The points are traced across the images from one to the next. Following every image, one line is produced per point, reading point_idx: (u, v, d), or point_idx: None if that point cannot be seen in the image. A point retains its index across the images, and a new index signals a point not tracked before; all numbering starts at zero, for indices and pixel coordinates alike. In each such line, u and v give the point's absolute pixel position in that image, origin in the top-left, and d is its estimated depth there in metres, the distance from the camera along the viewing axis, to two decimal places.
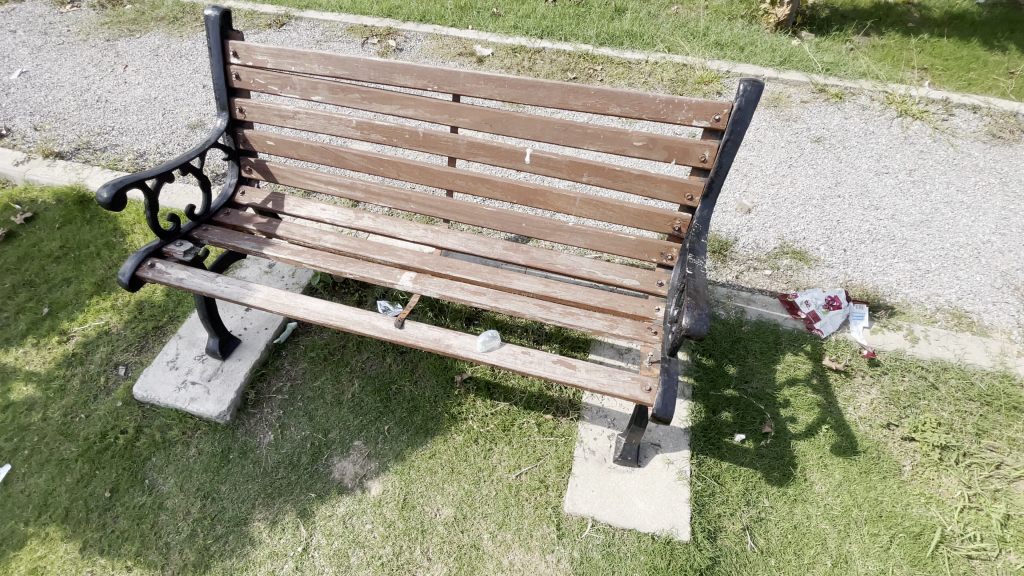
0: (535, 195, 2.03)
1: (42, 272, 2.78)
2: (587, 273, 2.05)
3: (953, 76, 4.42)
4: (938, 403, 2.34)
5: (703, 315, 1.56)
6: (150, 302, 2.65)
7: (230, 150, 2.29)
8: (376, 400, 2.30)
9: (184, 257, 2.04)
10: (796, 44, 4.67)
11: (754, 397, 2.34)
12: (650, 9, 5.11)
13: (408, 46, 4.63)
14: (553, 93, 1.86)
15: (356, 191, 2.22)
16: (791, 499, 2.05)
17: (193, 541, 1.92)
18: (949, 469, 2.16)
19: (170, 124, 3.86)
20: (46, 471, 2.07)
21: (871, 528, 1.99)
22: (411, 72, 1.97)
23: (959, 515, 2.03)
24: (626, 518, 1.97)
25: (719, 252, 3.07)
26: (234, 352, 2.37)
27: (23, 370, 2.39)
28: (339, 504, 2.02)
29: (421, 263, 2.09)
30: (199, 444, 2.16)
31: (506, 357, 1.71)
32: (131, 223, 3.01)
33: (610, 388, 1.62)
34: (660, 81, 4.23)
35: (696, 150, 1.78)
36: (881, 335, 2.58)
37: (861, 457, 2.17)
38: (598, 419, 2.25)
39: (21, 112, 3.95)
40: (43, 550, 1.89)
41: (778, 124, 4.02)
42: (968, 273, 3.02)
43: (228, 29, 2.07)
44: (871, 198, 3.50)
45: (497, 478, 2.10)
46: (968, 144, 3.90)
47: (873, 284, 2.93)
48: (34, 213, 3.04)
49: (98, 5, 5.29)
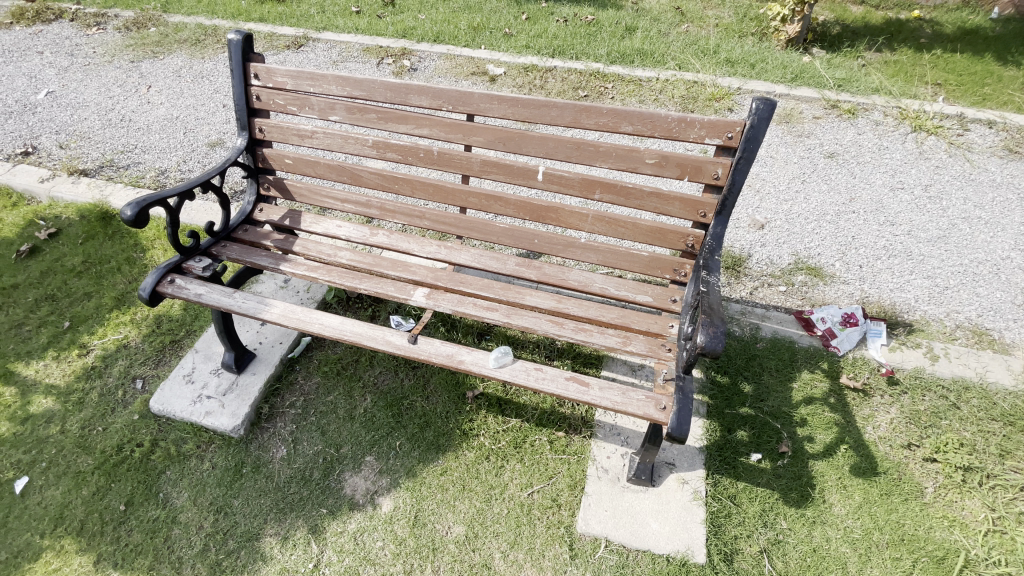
0: (547, 212, 2.04)
1: (64, 286, 2.84)
2: (599, 289, 2.04)
3: (967, 91, 4.40)
4: (960, 423, 2.29)
5: (718, 332, 1.54)
6: (168, 317, 2.70)
7: (250, 168, 2.34)
8: (388, 416, 2.30)
9: (203, 273, 2.07)
10: (807, 61, 4.68)
11: (770, 415, 2.30)
12: (661, 28, 5.17)
13: (422, 66, 4.73)
14: (566, 113, 1.89)
15: (370, 209, 2.24)
16: (810, 522, 2.01)
17: (206, 556, 1.92)
18: (972, 491, 2.10)
19: (191, 142, 3.96)
20: (63, 483, 2.09)
21: (892, 552, 1.93)
22: (426, 93, 2.01)
23: (983, 539, 1.97)
24: (639, 539, 1.93)
25: (732, 268, 3.06)
26: (249, 366, 2.39)
27: (43, 383, 2.43)
28: (350, 520, 2.01)
29: (434, 279, 2.10)
30: (213, 458, 2.17)
31: (519, 373, 1.71)
32: (152, 239, 3.08)
33: (624, 406, 1.60)
34: (671, 99, 4.27)
35: (709, 168, 1.79)
36: (899, 353, 2.55)
37: (881, 478, 2.12)
38: (611, 437, 2.23)
39: (47, 131, 4.08)
40: (57, 563, 1.90)
41: (790, 140, 4.03)
42: (988, 289, 2.97)
43: (250, 52, 2.14)
44: (886, 214, 3.47)
45: (509, 496, 2.08)
46: (984, 159, 3.86)
47: (890, 301, 2.90)
48: (58, 229, 3.12)
49: (123, 28, 5.48)
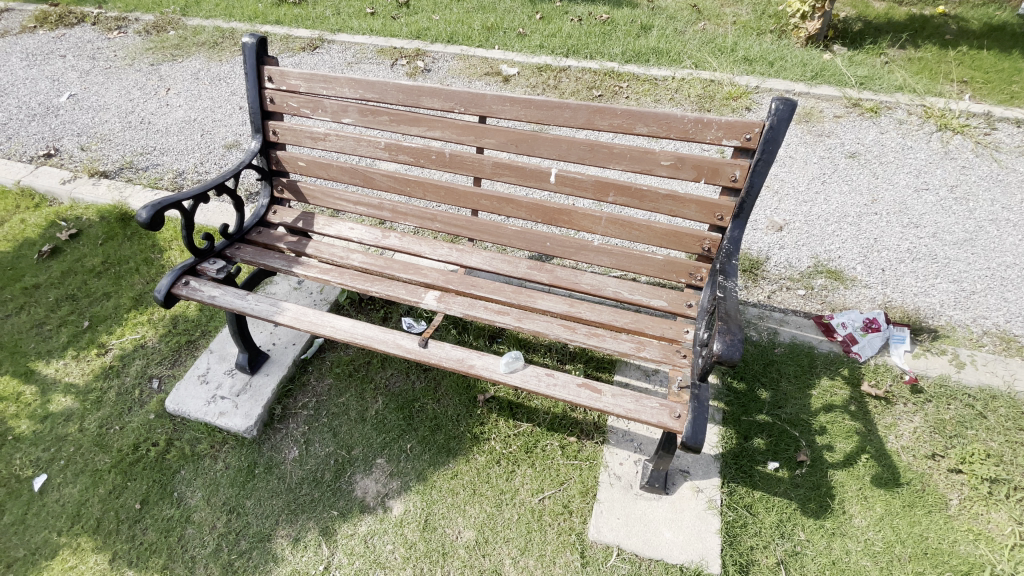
0: (559, 215, 2.02)
1: (84, 286, 2.89)
2: (612, 293, 2.01)
3: (994, 89, 4.26)
4: (987, 433, 2.21)
5: (735, 340, 1.50)
6: (184, 317, 2.73)
7: (264, 171, 2.35)
8: (399, 418, 2.30)
9: (216, 275, 2.08)
10: (828, 58, 4.58)
11: (788, 423, 2.25)
12: (677, 26, 5.10)
13: (435, 67, 4.72)
14: (579, 113, 1.85)
15: (382, 211, 2.22)
16: (829, 533, 1.95)
17: (218, 556, 1.93)
18: (999, 504, 2.02)
19: (208, 144, 4.01)
20: (81, 481, 2.13)
21: (915, 566, 1.87)
22: (439, 95, 2.00)
23: (1009, 553, 1.90)
24: (652, 548, 1.90)
25: (750, 271, 3.00)
26: (262, 367, 2.40)
27: (62, 382, 2.47)
28: (361, 522, 2.01)
29: (445, 282, 2.09)
30: (226, 458, 2.19)
31: (531, 379, 1.67)
32: (169, 240, 3.13)
33: (638, 415, 1.57)
34: (687, 98, 4.21)
35: (726, 170, 1.75)
36: (924, 360, 2.46)
37: (904, 489, 2.05)
38: (623, 444, 2.20)
39: (69, 133, 4.16)
40: (74, 561, 1.93)
41: (810, 140, 3.94)
42: (1017, 294, 2.87)
43: (263, 55, 2.15)
44: (910, 215, 3.38)
45: (520, 501, 2.06)
46: (1012, 159, 3.73)
47: (914, 306, 2.81)
48: (78, 229, 3.18)
49: (143, 32, 5.57)
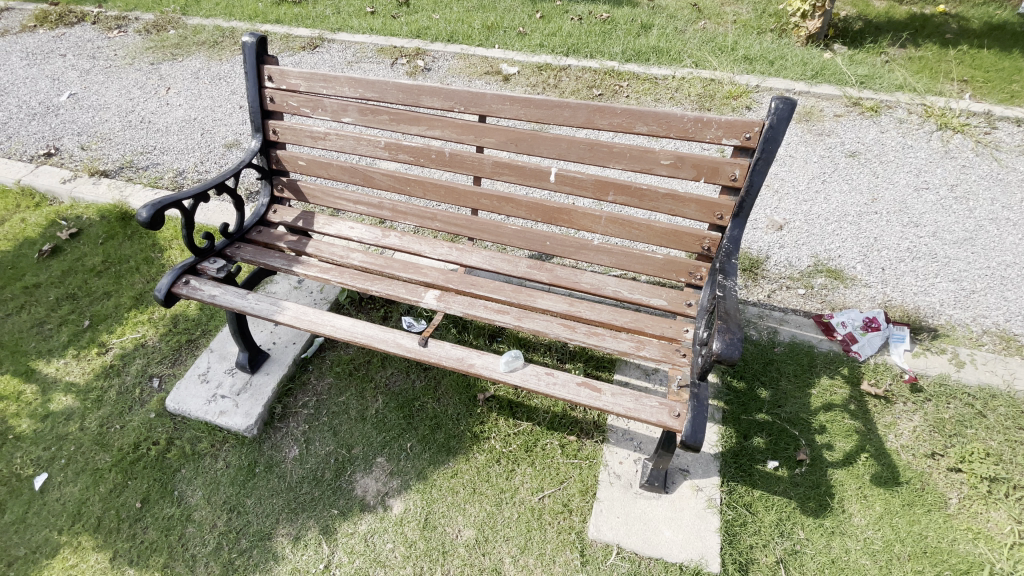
0: (559, 214, 2.02)
1: (85, 285, 2.89)
2: (612, 292, 2.01)
3: (995, 88, 4.26)
4: (986, 432, 2.21)
5: (735, 339, 1.50)
6: (184, 316, 2.73)
7: (264, 170, 2.35)
8: (399, 417, 2.30)
9: (217, 274, 2.08)
10: (828, 57, 4.58)
11: (788, 422, 2.25)
12: (677, 25, 5.09)
13: (436, 66, 4.72)
14: (579, 112, 1.85)
15: (382, 210, 2.23)
16: (828, 532, 1.95)
17: (219, 555, 1.94)
18: (998, 502, 2.02)
19: (208, 143, 4.01)
20: (81, 480, 2.13)
21: (914, 565, 1.87)
22: (439, 94, 2.00)
23: (1009, 552, 1.90)
24: (652, 547, 1.90)
25: (750, 270, 3.00)
26: (263, 366, 2.41)
27: (63, 381, 2.48)
28: (361, 521, 2.01)
29: (445, 281, 2.09)
30: (227, 457, 2.19)
31: (530, 378, 1.67)
32: (169, 239, 3.13)
33: (637, 414, 1.57)
34: (687, 97, 4.21)
35: (726, 169, 1.75)
36: (923, 359, 2.47)
37: (904, 488, 2.06)
38: (623, 443, 2.20)
39: (70, 132, 4.16)
40: (75, 559, 1.93)
41: (810, 139, 3.94)
42: (1017, 294, 2.87)
43: (263, 55, 2.14)
44: (910, 214, 3.38)
45: (520, 500, 2.06)
46: (1013, 158, 3.72)
47: (914, 306, 2.81)
48: (78, 229, 3.18)
49: (143, 31, 5.57)
